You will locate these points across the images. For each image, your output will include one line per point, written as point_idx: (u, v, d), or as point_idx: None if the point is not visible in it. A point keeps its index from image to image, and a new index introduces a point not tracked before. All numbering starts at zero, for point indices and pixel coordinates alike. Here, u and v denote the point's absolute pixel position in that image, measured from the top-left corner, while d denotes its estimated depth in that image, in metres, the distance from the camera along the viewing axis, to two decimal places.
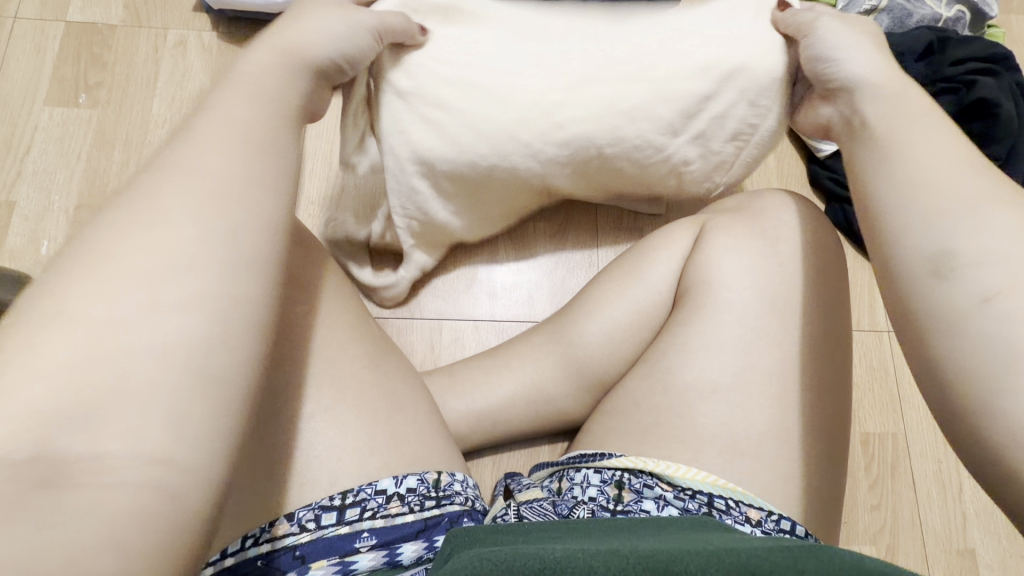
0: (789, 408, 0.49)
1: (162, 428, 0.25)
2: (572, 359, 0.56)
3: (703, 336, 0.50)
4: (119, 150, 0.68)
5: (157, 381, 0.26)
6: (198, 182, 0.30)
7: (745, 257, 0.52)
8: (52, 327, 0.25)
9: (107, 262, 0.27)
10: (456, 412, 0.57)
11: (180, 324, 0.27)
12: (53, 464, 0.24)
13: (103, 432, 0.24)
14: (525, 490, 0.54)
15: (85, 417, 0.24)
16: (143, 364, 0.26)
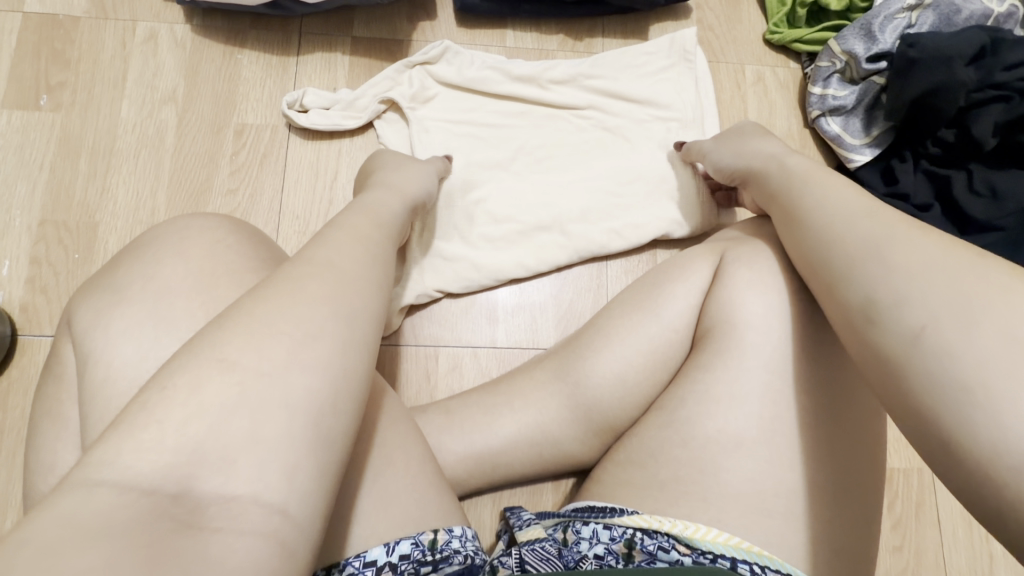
0: (823, 464, 0.44)
1: (279, 477, 0.26)
2: (580, 400, 0.51)
3: (726, 382, 0.46)
4: (85, 158, 0.62)
5: (282, 429, 0.27)
6: (326, 270, 0.33)
7: (775, 294, 0.47)
8: (203, 366, 0.27)
9: (244, 318, 0.29)
10: (453, 455, 0.53)
11: (308, 382, 0.28)
12: (189, 505, 0.25)
13: (235, 475, 0.26)
14: (527, 528, 0.50)
15: (220, 457, 0.26)
16: (276, 414, 0.27)
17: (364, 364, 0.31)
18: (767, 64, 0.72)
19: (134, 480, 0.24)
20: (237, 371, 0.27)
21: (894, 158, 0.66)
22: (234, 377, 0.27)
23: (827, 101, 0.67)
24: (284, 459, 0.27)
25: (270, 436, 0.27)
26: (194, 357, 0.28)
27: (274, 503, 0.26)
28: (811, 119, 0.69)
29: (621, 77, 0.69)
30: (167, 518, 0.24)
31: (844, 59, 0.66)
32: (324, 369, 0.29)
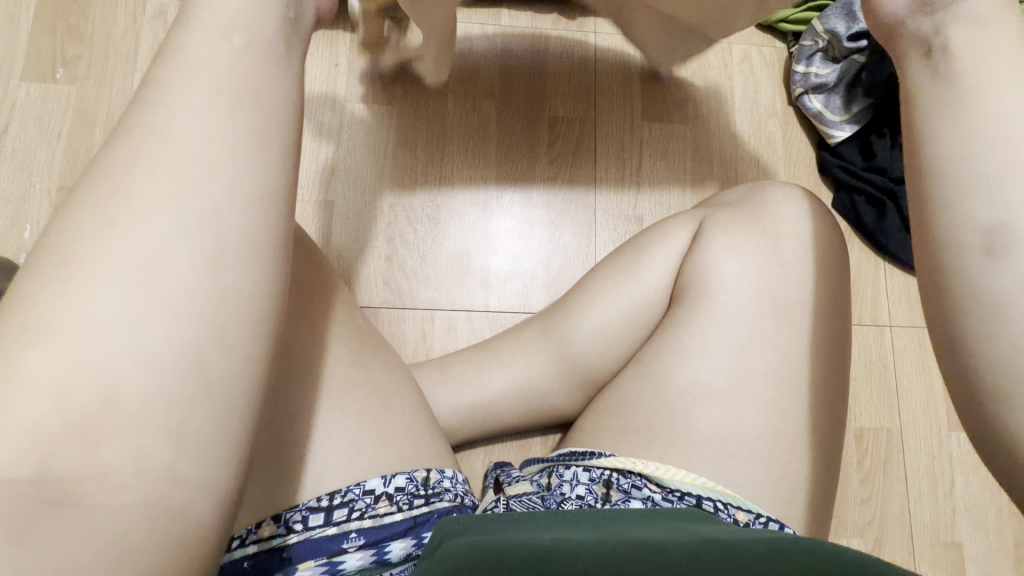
0: (784, 410, 0.48)
1: (161, 437, 0.23)
2: (565, 355, 0.55)
3: (697, 336, 0.49)
4: (100, 128, 0.66)
5: (147, 389, 0.23)
6: (166, 166, 0.25)
7: (744, 256, 0.50)
8: (26, 334, 0.22)
9: (72, 254, 0.23)
10: (446, 406, 0.57)
11: (165, 325, 0.23)
12: (56, 484, 0.21)
13: (99, 445, 0.22)
14: (515, 482, 0.53)
15: (78, 432, 0.22)
16: (135, 371, 0.23)
17: (242, 275, 0.25)
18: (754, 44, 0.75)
19: None
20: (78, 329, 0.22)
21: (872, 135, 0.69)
22: (75, 333, 0.22)
23: (809, 79, 0.70)
24: (164, 409, 0.23)
25: (138, 399, 0.22)
26: (21, 318, 0.22)
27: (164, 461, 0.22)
28: (794, 97, 0.72)
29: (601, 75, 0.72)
30: (34, 498, 0.21)
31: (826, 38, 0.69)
32: (193, 309, 0.24)
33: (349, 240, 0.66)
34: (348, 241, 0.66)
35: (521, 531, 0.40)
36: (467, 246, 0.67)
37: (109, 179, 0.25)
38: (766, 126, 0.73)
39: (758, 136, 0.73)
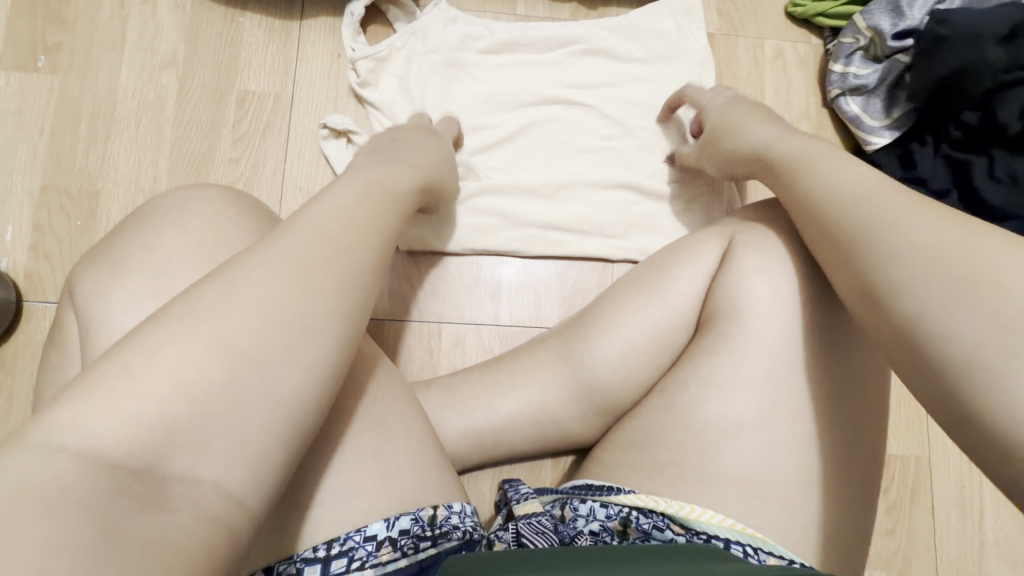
0: (824, 448, 0.44)
1: (246, 463, 0.26)
2: (582, 381, 0.51)
3: (727, 365, 0.45)
4: (85, 124, 0.61)
5: (261, 418, 0.27)
6: (313, 248, 0.31)
7: (783, 279, 0.46)
8: (171, 333, 0.26)
9: (222, 290, 0.28)
10: (453, 431, 0.53)
11: (290, 379, 0.28)
12: (157, 472, 0.24)
13: (208, 454, 0.25)
14: (524, 502, 0.50)
15: (192, 434, 0.25)
16: (259, 404, 0.27)
17: (340, 355, 0.30)
18: (788, 39, 0.70)
19: (95, 450, 0.23)
20: (218, 347, 0.27)
21: (913, 141, 0.64)
22: (211, 348, 0.26)
23: (848, 80, 0.65)
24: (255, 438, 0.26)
25: (242, 422, 0.26)
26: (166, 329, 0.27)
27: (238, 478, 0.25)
28: (830, 98, 0.67)
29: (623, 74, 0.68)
30: (133, 482, 0.24)
31: (868, 35, 0.63)
32: (308, 365, 0.28)
33: None
34: None
35: (530, 573, 0.35)
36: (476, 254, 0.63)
37: (270, 241, 0.31)
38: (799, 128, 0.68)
39: None
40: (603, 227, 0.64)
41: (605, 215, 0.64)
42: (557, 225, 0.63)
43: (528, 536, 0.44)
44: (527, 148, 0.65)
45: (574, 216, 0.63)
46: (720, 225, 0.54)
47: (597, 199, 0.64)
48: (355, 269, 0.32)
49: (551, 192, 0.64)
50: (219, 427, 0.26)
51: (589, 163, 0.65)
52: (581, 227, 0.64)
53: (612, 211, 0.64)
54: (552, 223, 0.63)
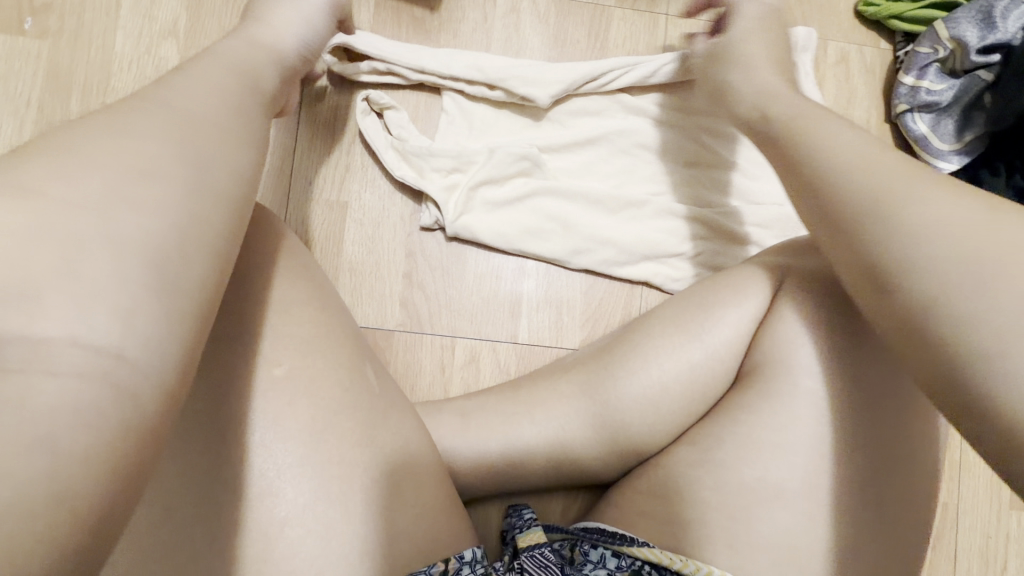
0: (874, 526, 0.40)
1: (112, 318, 0.22)
2: (608, 422, 0.48)
3: (769, 426, 0.42)
4: (76, 97, 0.56)
5: (111, 268, 0.23)
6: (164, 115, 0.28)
7: (841, 336, 0.42)
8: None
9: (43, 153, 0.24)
10: (465, 460, 0.50)
11: (138, 224, 0.24)
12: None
13: (42, 312, 0.21)
14: (528, 532, 0.47)
15: (23, 288, 0.21)
16: (109, 255, 0.23)
17: (219, 212, 0.28)
18: (855, 42, 0.63)
19: None
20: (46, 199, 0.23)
21: (984, 169, 0.58)
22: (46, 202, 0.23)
23: (919, 95, 0.58)
24: (116, 307, 0.23)
25: (91, 269, 0.22)
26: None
27: (99, 341, 0.22)
28: (895, 114, 0.60)
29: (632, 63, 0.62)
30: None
31: (950, 46, 0.57)
32: (173, 218, 0.26)
33: (366, 249, 0.57)
34: (363, 250, 0.57)
35: None
36: (493, 265, 0.58)
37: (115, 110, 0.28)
38: None
39: None
40: (637, 236, 0.59)
41: (631, 234, 0.59)
42: (575, 233, 0.59)
43: None
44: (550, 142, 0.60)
45: (593, 223, 0.59)
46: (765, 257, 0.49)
47: (621, 211, 0.60)
48: (217, 137, 0.30)
49: (567, 195, 0.59)
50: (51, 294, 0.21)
51: (612, 176, 0.61)
52: (606, 234, 0.59)
53: (638, 230, 0.59)
54: (573, 228, 0.59)
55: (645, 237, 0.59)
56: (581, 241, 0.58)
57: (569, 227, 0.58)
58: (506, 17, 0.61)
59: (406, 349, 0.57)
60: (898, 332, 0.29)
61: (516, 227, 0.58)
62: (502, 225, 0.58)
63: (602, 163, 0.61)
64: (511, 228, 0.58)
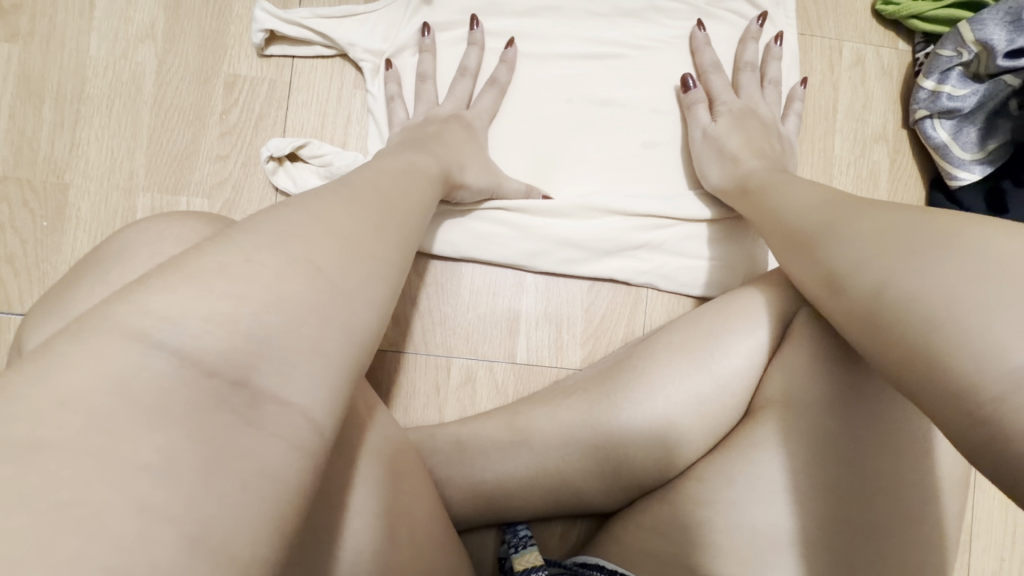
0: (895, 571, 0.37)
1: (316, 382, 0.22)
2: (609, 455, 0.46)
3: (781, 463, 0.39)
4: (49, 104, 0.53)
5: (329, 342, 0.23)
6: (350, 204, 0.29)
7: (859, 371, 0.39)
8: (210, 253, 0.22)
9: (292, 219, 0.25)
10: (460, 490, 0.48)
11: (358, 312, 0.25)
12: (251, 390, 0.21)
13: (292, 374, 0.22)
14: (524, 551, 0.46)
15: (261, 351, 0.21)
16: (331, 333, 0.23)
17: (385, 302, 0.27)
18: (872, 43, 0.59)
19: (197, 353, 0.20)
20: (297, 270, 0.23)
21: (1006, 179, 0.55)
22: (271, 257, 0.23)
23: (940, 101, 0.55)
24: (315, 374, 0.22)
25: (298, 337, 0.22)
26: (213, 245, 0.23)
27: (307, 408, 0.22)
28: (914, 119, 0.58)
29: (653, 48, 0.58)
30: (229, 394, 0.20)
31: (975, 49, 0.53)
32: (367, 301, 0.25)
33: None
34: None
35: None
36: (491, 281, 0.56)
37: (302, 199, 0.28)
38: (872, 152, 0.59)
39: (862, 164, 0.59)
40: (612, 265, 0.56)
41: (590, 231, 0.55)
42: (548, 259, 0.55)
43: None
44: (513, 133, 0.56)
45: (564, 246, 0.55)
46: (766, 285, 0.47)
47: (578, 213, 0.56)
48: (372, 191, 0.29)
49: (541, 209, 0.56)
50: (269, 356, 0.21)
51: (573, 158, 0.57)
52: (575, 260, 0.56)
53: (599, 225, 0.56)
54: (544, 250, 0.55)
55: (620, 265, 0.56)
56: (545, 260, 0.55)
57: (524, 230, 0.55)
58: (504, 18, 0.57)
59: (400, 372, 0.54)
60: (859, 314, 0.32)
61: (484, 248, 0.55)
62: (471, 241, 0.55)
63: (562, 144, 0.57)
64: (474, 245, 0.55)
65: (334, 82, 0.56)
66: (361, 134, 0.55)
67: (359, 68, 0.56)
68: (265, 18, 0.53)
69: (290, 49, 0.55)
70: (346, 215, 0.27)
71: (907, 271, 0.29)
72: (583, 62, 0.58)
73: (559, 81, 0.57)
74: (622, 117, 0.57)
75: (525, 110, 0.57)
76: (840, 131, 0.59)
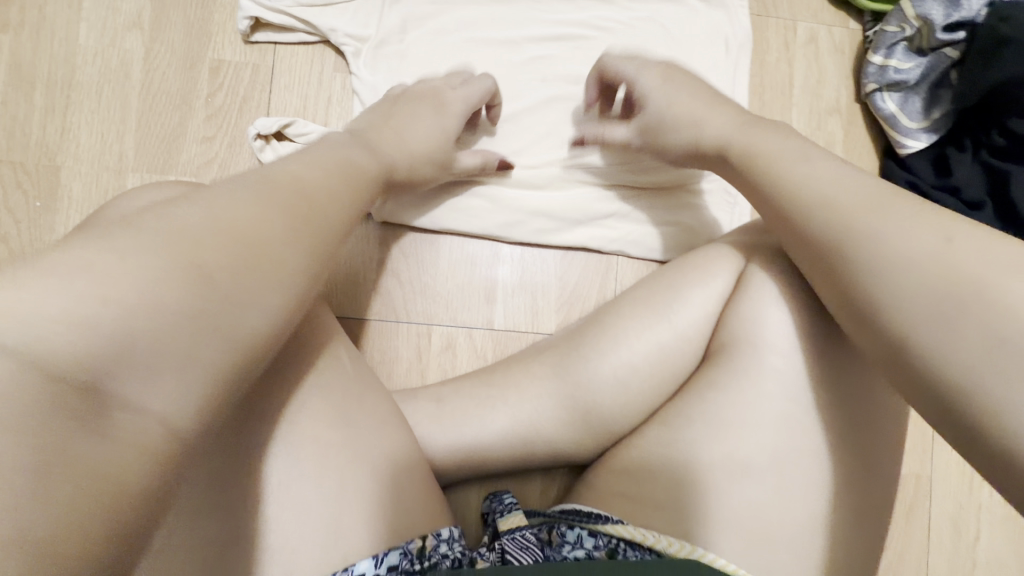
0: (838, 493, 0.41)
1: (176, 387, 0.24)
2: (580, 405, 0.49)
3: (734, 401, 0.43)
4: (41, 90, 0.55)
5: (196, 349, 0.24)
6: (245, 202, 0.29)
7: (805, 313, 0.42)
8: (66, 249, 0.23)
9: (169, 219, 0.26)
10: (441, 446, 0.50)
11: (241, 316, 0.26)
12: (102, 395, 0.22)
13: (153, 380, 0.23)
14: (509, 515, 0.49)
15: (122, 354, 0.22)
16: (202, 340, 0.25)
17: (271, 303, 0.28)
18: (824, 22, 0.63)
19: (45, 355, 0.21)
20: (173, 274, 0.24)
21: (950, 146, 0.59)
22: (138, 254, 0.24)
23: (887, 74, 0.59)
24: (175, 380, 0.24)
25: (163, 343, 0.23)
26: (77, 244, 0.24)
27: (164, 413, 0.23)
28: (864, 93, 0.61)
29: (618, 29, 0.61)
30: (80, 398, 0.21)
31: (916, 25, 0.57)
32: (247, 304, 0.27)
33: None
34: None
35: None
36: (469, 253, 0.59)
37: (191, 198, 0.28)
38: (827, 124, 0.62)
39: (817, 136, 0.62)
40: (583, 234, 0.59)
41: (562, 201, 0.59)
42: (522, 230, 0.58)
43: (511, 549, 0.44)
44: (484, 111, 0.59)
45: (534, 218, 0.58)
46: (722, 244, 0.50)
47: (551, 180, 0.59)
48: None
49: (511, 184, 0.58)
50: (128, 361, 0.23)
51: (542, 133, 0.60)
52: (547, 231, 0.59)
53: (569, 196, 0.59)
54: (517, 222, 0.58)
55: (589, 233, 0.59)
56: (518, 232, 0.58)
57: (500, 201, 0.58)
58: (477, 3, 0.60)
59: (383, 339, 0.57)
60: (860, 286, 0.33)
61: (459, 222, 0.58)
62: (445, 216, 0.58)
63: (532, 121, 0.60)
64: (450, 220, 0.58)
65: (315, 65, 0.58)
66: (343, 113, 0.58)
67: (339, 51, 0.59)
68: (250, 6, 0.56)
69: (274, 35, 0.58)
70: (229, 212, 0.28)
71: (919, 268, 0.30)
72: (553, 44, 0.61)
73: (528, 61, 0.60)
74: (587, 95, 0.60)
75: (495, 89, 0.60)
76: (796, 105, 0.62)
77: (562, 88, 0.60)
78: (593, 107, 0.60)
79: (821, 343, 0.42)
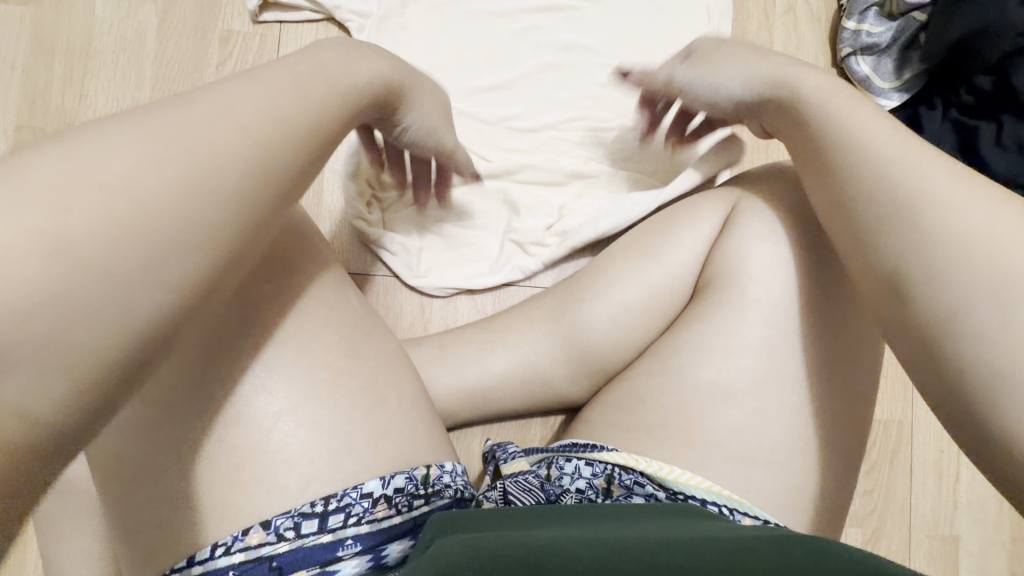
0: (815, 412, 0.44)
1: (116, 312, 0.23)
2: (576, 345, 0.51)
3: (718, 330, 0.46)
4: (59, 60, 0.58)
5: (146, 273, 0.24)
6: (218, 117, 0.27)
7: (783, 248, 0.46)
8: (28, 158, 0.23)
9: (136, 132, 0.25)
10: (445, 389, 0.53)
11: (196, 243, 0.25)
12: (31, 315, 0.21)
13: (94, 306, 0.22)
14: (512, 461, 0.52)
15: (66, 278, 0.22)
16: (151, 265, 0.24)
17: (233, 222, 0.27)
18: None
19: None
20: (134, 187, 0.24)
21: (922, 106, 0.62)
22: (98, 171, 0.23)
23: (860, 38, 0.62)
24: (117, 305, 0.23)
25: (108, 266, 0.23)
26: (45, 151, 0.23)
27: (103, 342, 0.23)
28: (840, 58, 0.64)
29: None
30: (10, 317, 0.21)
31: None
32: (202, 227, 0.25)
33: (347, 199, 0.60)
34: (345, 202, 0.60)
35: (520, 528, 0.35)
36: None
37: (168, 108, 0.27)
38: None
39: None
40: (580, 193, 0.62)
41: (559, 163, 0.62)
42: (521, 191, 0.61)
43: (512, 488, 0.46)
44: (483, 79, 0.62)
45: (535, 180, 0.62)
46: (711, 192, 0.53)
47: (545, 142, 0.62)
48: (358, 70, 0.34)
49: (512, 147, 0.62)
50: (69, 284, 0.22)
51: (539, 98, 0.63)
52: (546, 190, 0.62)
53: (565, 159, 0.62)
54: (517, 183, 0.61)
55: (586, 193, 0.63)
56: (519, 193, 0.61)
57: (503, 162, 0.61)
58: None
59: (388, 293, 0.60)
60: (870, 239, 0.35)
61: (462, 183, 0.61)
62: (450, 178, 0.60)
63: (529, 87, 0.63)
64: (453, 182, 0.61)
65: (320, 35, 0.61)
66: None
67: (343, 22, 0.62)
68: None
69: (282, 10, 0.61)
70: (206, 127, 0.27)
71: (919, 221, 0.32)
72: (545, 14, 0.64)
73: (524, 31, 0.64)
74: (581, 62, 0.64)
75: (494, 57, 0.63)
76: None
77: (556, 56, 0.64)
78: (586, 75, 0.64)
79: (799, 274, 0.45)
